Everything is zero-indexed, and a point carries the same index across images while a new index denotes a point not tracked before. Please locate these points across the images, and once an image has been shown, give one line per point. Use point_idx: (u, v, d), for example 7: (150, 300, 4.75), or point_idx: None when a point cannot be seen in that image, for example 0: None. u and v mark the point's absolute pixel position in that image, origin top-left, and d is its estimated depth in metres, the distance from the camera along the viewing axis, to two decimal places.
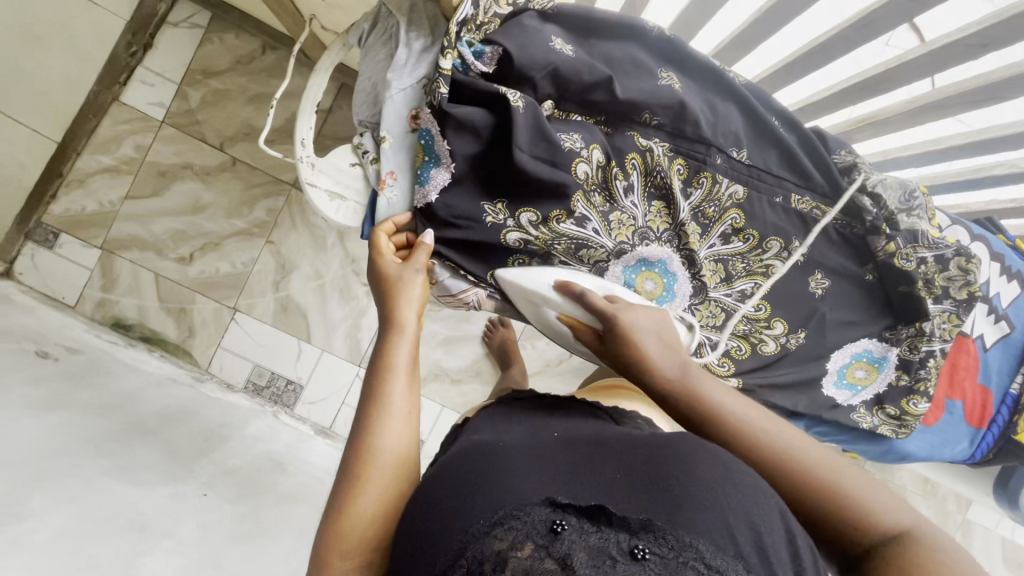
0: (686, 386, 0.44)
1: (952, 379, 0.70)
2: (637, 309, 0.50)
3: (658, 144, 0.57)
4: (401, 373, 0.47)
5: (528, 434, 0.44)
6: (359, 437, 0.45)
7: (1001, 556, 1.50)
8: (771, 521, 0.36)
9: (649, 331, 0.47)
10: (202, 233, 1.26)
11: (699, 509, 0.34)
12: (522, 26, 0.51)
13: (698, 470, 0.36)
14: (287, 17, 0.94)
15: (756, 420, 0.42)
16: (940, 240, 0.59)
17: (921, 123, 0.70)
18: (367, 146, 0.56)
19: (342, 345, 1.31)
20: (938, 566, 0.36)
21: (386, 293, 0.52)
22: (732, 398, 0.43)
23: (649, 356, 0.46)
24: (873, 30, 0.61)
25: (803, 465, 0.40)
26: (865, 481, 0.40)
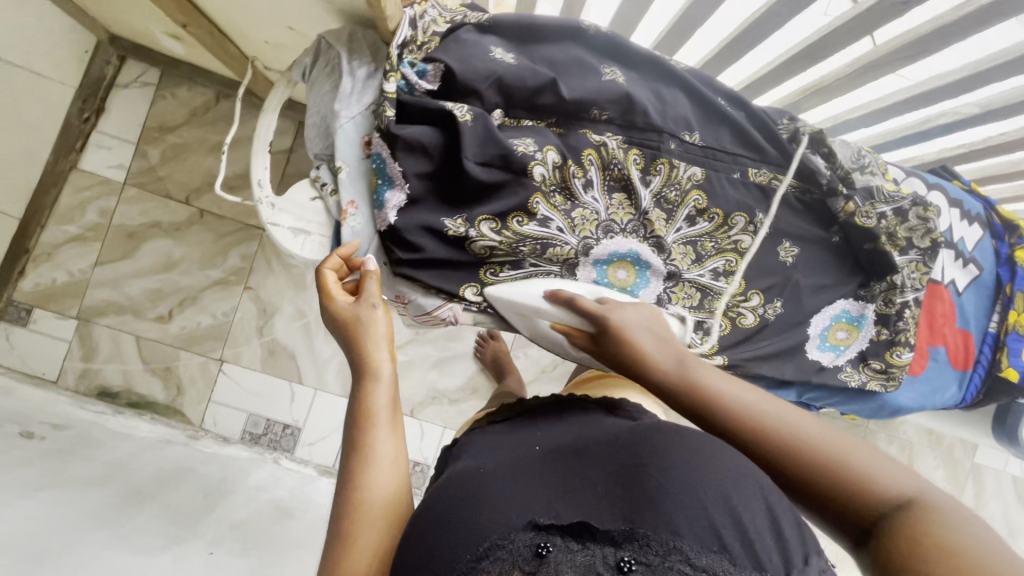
0: (683, 372, 0.44)
1: (932, 327, 0.70)
2: (629, 306, 0.50)
3: (612, 138, 0.58)
4: (382, 417, 0.48)
5: (513, 454, 0.45)
6: (347, 485, 0.45)
7: (1015, 495, 1.51)
8: (759, 514, 0.36)
9: (642, 328, 0.48)
10: (178, 289, 1.25)
11: (677, 508, 0.36)
12: (461, 40, 0.52)
13: (675, 464, 0.38)
14: (237, 64, 0.95)
15: (755, 400, 0.42)
16: (895, 193, 0.63)
17: (862, 83, 0.72)
18: (325, 177, 0.55)
19: (335, 381, 1.30)
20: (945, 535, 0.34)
21: (349, 336, 0.51)
22: (734, 386, 0.43)
23: (646, 354, 0.46)
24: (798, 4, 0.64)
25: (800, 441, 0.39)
26: (868, 449, 0.39)
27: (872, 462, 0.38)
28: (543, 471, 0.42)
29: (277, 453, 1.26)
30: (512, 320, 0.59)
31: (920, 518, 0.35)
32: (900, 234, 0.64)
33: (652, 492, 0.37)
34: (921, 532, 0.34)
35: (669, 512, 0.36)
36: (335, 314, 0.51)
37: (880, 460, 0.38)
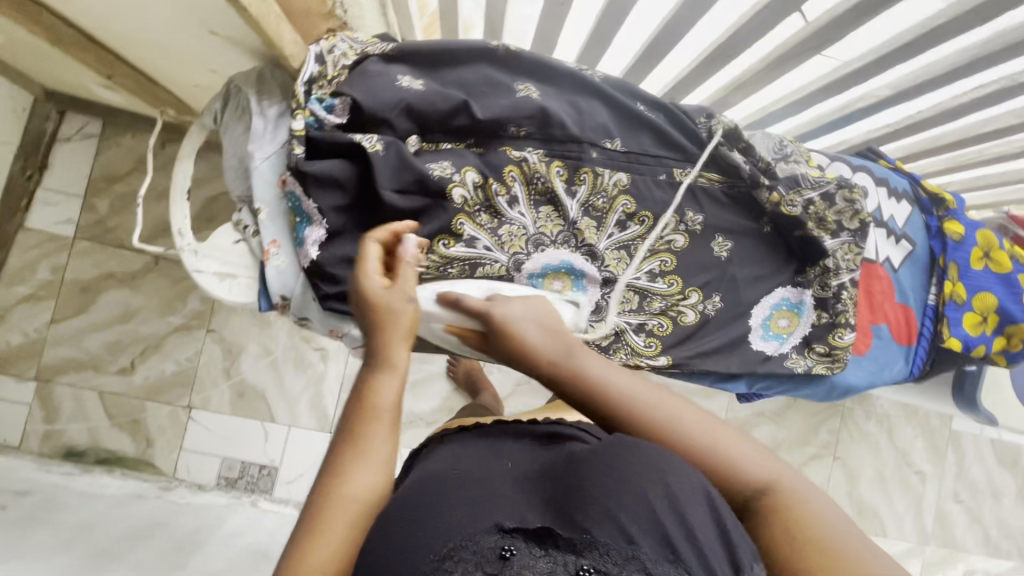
0: (568, 365, 0.44)
1: (872, 305, 0.71)
2: (516, 304, 0.47)
3: (533, 153, 0.59)
4: (385, 417, 0.43)
5: (484, 463, 0.44)
6: (326, 477, 0.41)
7: (994, 457, 1.54)
8: (706, 522, 0.37)
9: (526, 320, 0.46)
10: (139, 339, 1.23)
11: (632, 518, 0.35)
12: (367, 72, 0.52)
13: (622, 471, 0.37)
14: (173, 107, 0.94)
15: (635, 388, 0.44)
16: (820, 179, 0.64)
17: (778, 75, 0.73)
18: (246, 220, 0.55)
19: (309, 415, 1.29)
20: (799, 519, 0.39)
21: (372, 320, 0.45)
22: (615, 373, 0.44)
23: (531, 345, 0.45)
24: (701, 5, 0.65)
25: (681, 436, 0.42)
26: (733, 440, 0.43)
27: (738, 453, 0.42)
28: (514, 479, 0.41)
29: (255, 495, 1.24)
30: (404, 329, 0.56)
31: (779, 507, 0.40)
32: (830, 218, 0.66)
33: (602, 496, 0.36)
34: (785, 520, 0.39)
35: (623, 521, 0.35)
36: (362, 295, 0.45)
37: (745, 450, 0.43)
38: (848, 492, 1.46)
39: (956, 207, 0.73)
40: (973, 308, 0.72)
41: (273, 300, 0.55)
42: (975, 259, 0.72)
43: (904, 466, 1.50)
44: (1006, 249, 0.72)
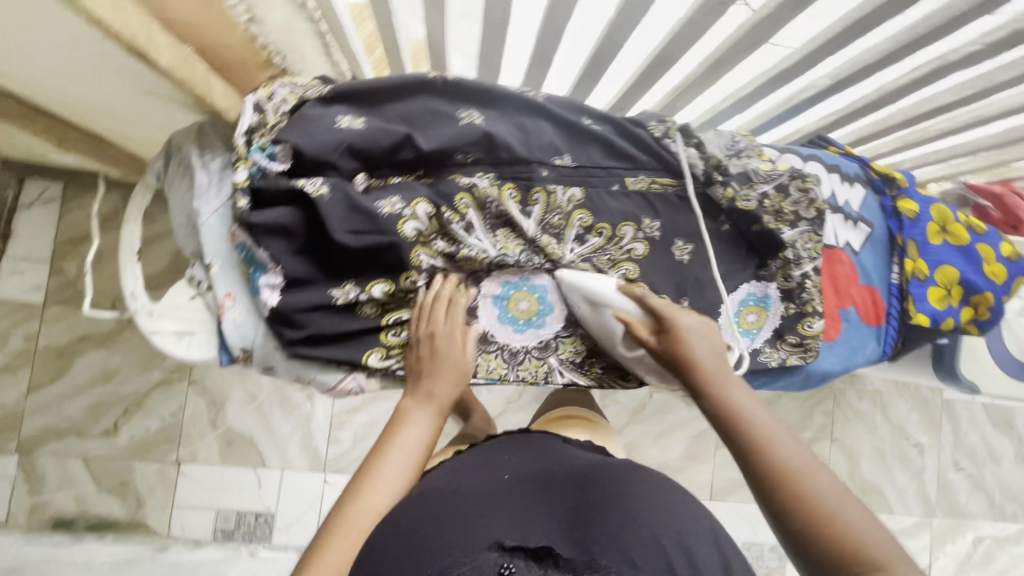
0: (720, 386, 0.52)
1: (838, 289, 0.72)
2: (693, 321, 0.56)
3: (482, 178, 0.58)
4: (413, 437, 0.51)
5: (482, 478, 0.49)
6: (357, 486, 0.47)
7: (988, 420, 1.54)
8: (709, 555, 0.41)
9: (702, 340, 0.54)
10: (120, 399, 1.21)
11: (637, 545, 0.39)
12: (306, 117, 0.52)
13: (632, 503, 0.43)
14: (129, 163, 0.93)
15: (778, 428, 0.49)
16: (772, 172, 0.66)
17: (719, 76, 0.75)
18: (199, 275, 0.54)
19: (300, 457, 1.26)
20: None
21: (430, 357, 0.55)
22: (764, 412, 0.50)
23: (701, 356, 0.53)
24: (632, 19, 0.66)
25: (803, 492, 0.45)
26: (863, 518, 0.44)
27: (856, 530, 0.43)
28: (516, 498, 0.45)
29: (253, 544, 1.21)
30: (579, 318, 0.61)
31: None
32: (787, 210, 0.66)
33: (613, 526, 0.41)
34: None
35: (630, 551, 0.39)
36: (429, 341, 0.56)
37: (866, 527, 0.43)
38: (850, 472, 1.46)
39: (908, 185, 0.75)
40: (936, 282, 0.73)
41: (234, 353, 0.54)
42: (933, 234, 0.74)
43: (902, 440, 1.50)
44: (962, 222, 0.74)
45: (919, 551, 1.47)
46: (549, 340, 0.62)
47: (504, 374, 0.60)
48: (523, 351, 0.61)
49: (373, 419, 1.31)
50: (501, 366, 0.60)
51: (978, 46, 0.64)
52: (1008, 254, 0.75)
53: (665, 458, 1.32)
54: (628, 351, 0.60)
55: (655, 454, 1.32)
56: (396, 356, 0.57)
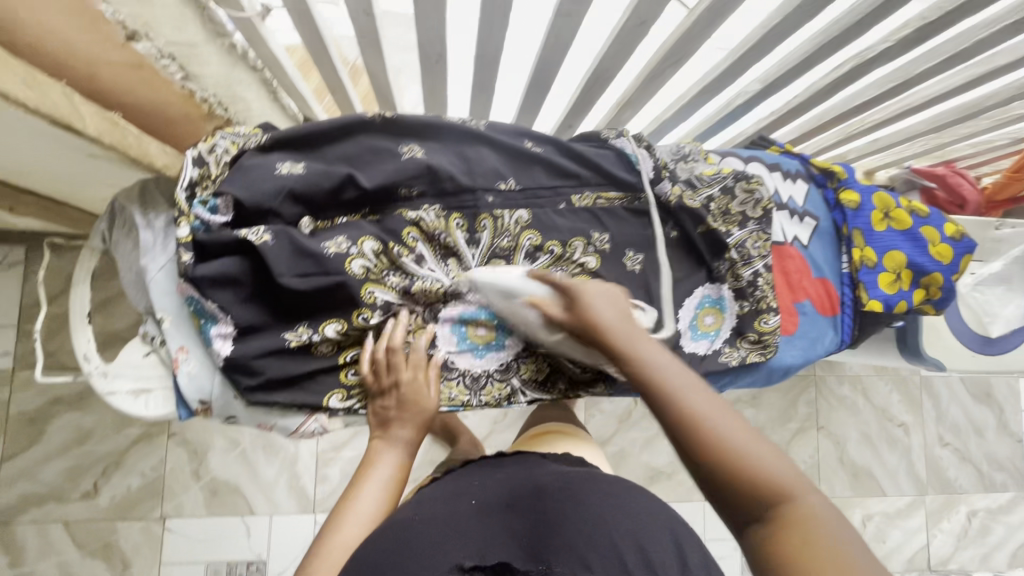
0: (632, 346, 0.51)
1: (791, 284, 0.74)
2: (601, 288, 0.54)
3: (429, 211, 0.59)
4: (379, 478, 0.56)
5: (448, 505, 0.48)
6: (337, 515, 0.52)
7: (966, 392, 1.57)
8: (666, 553, 0.41)
9: (608, 304, 0.53)
10: (97, 459, 1.16)
11: (591, 549, 0.40)
12: (245, 168, 0.53)
13: (587, 513, 0.44)
14: (84, 216, 0.91)
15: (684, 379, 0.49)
16: (716, 175, 0.68)
17: (653, 87, 0.77)
18: (151, 332, 0.55)
19: (288, 499, 1.24)
20: (815, 527, 0.42)
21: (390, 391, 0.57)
22: (672, 363, 0.50)
23: (607, 320, 0.52)
24: (557, 48, 0.67)
25: (717, 441, 0.45)
26: (766, 450, 0.45)
27: (766, 464, 0.44)
28: (481, 520, 0.45)
29: None
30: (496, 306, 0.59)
31: (795, 518, 0.42)
32: (734, 210, 0.69)
33: (568, 535, 0.42)
34: (801, 528, 0.42)
35: (582, 554, 0.40)
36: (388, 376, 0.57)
37: (775, 460, 0.45)
38: (839, 458, 1.47)
39: (847, 177, 0.77)
40: (885, 268, 0.75)
41: (193, 406, 0.55)
42: (877, 222, 0.76)
43: (886, 422, 1.52)
44: (903, 208, 0.76)
45: (915, 531, 1.48)
46: (510, 361, 0.62)
47: (467, 401, 0.61)
48: (484, 376, 0.61)
49: (359, 453, 1.29)
50: (463, 393, 0.61)
51: (892, 42, 0.67)
52: (953, 233, 0.76)
53: (655, 462, 1.33)
54: (547, 334, 0.58)
55: (645, 459, 1.32)
56: (356, 396, 0.58)
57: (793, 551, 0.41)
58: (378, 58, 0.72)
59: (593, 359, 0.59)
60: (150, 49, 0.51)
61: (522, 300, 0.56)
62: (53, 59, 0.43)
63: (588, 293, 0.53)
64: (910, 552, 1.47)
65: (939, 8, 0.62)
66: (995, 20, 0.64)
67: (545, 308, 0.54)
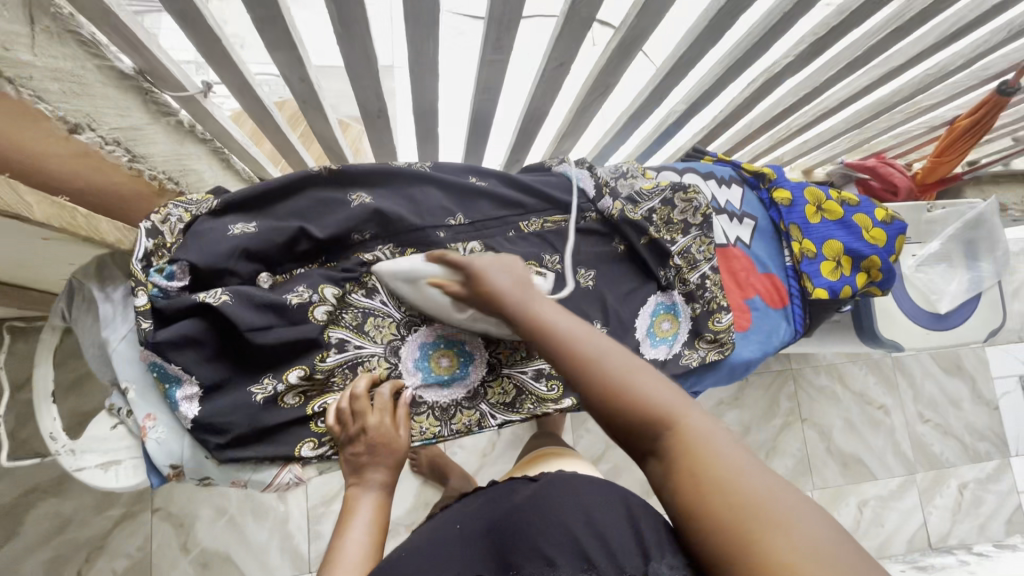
0: (519, 311, 0.49)
1: (739, 282, 0.78)
2: (490, 260, 0.52)
3: (384, 251, 0.61)
4: (362, 521, 0.55)
5: (432, 535, 0.50)
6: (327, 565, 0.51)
7: (937, 366, 1.62)
8: (622, 530, 0.43)
9: (497, 269, 0.52)
10: (79, 545, 1.11)
11: (554, 543, 0.42)
12: (197, 234, 0.55)
13: (549, 509, 0.46)
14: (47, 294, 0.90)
15: (574, 327, 0.47)
16: (654, 189, 0.72)
17: (586, 116, 0.81)
18: (117, 403, 0.56)
19: (283, 562, 1.20)
20: (702, 455, 0.39)
21: (360, 436, 0.57)
22: (563, 315, 0.48)
23: (496, 285, 0.51)
24: (490, 91, 0.71)
25: (607, 383, 0.44)
26: (654, 382, 0.43)
27: (652, 396, 0.42)
28: (461, 544, 0.47)
29: None
30: (407, 295, 0.58)
31: (685, 447, 0.40)
32: (675, 219, 0.73)
33: (532, 533, 0.44)
34: (690, 460, 0.40)
35: (544, 551, 0.42)
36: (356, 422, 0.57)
37: (659, 389, 0.43)
38: (827, 448, 1.50)
39: (777, 176, 0.82)
40: (825, 257, 0.79)
41: (164, 472, 0.55)
42: (812, 215, 0.80)
43: (867, 406, 1.56)
44: (833, 199, 0.81)
45: (911, 510, 1.50)
46: (476, 388, 0.64)
47: (439, 432, 0.62)
48: (452, 406, 0.63)
49: None
50: (434, 425, 0.62)
51: (792, 56, 0.73)
52: (884, 218, 0.81)
53: None
54: (459, 311, 0.57)
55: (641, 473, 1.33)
56: (328, 443, 0.58)
57: (682, 482, 0.40)
58: (322, 117, 0.76)
59: (510, 330, 0.58)
60: (93, 138, 0.54)
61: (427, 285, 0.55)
62: (13, 165, 0.47)
63: (478, 265, 0.52)
64: (910, 533, 1.48)
65: (826, 24, 0.68)
66: (879, 28, 0.70)
67: (449, 287, 0.53)
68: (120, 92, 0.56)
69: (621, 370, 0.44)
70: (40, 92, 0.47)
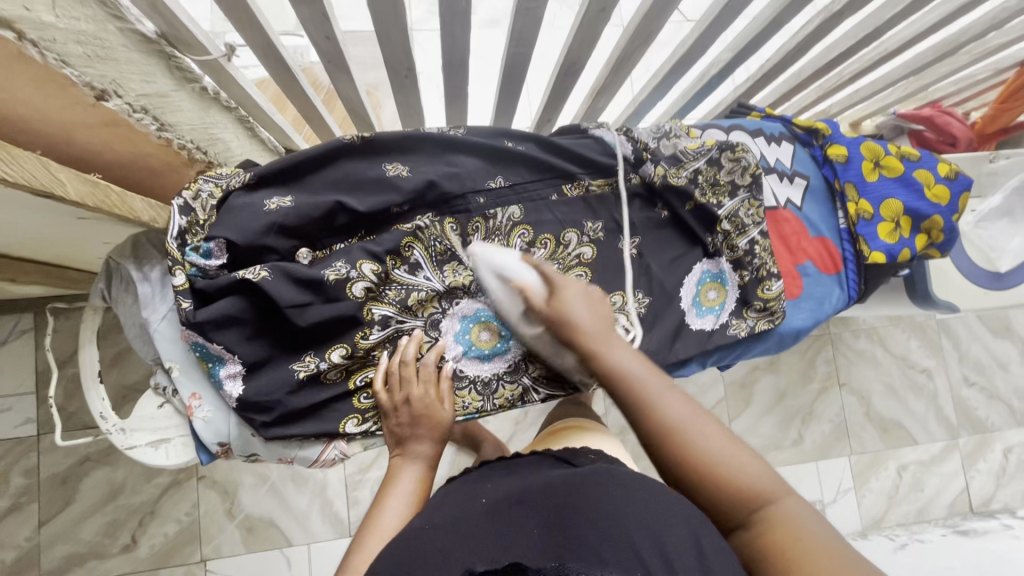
0: (611, 357, 0.51)
1: (789, 247, 0.74)
2: (570, 285, 0.54)
3: (424, 219, 0.58)
4: (402, 492, 0.54)
5: (460, 506, 0.49)
6: (367, 529, 0.50)
7: (986, 329, 1.55)
8: (680, 537, 0.41)
9: (585, 311, 0.53)
10: (132, 511, 1.15)
11: (603, 540, 0.40)
12: (233, 208, 0.53)
13: (598, 504, 0.43)
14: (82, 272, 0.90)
15: (660, 391, 0.50)
16: (700, 149, 0.67)
17: (626, 69, 0.76)
18: (162, 383, 0.56)
19: (324, 526, 1.22)
20: (793, 536, 0.43)
21: (409, 409, 0.57)
22: (648, 373, 0.51)
23: (585, 327, 0.52)
24: (525, 42, 0.66)
25: (694, 449, 0.47)
26: (742, 458, 0.47)
27: (742, 472, 0.46)
28: (490, 518, 0.45)
29: None
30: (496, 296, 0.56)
31: (776, 525, 0.44)
32: (722, 180, 0.68)
33: (579, 527, 0.41)
34: (782, 539, 0.43)
35: (595, 548, 0.39)
36: (407, 394, 0.57)
37: (748, 465, 0.47)
38: (866, 413, 1.46)
39: (832, 132, 0.76)
40: (882, 218, 0.73)
41: (213, 450, 0.56)
42: (869, 172, 0.75)
43: (909, 369, 1.51)
44: (894, 154, 0.74)
45: (952, 475, 1.47)
46: (518, 361, 0.62)
47: (481, 407, 0.61)
48: (494, 379, 0.62)
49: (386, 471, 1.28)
50: (476, 400, 0.61)
51: None
52: (948, 173, 0.75)
53: None
54: (530, 326, 0.57)
55: None
56: (373, 418, 0.58)
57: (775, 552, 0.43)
58: (348, 80, 0.72)
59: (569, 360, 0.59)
60: (121, 106, 0.53)
61: (511, 287, 0.55)
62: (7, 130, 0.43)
63: (564, 290, 0.53)
64: (951, 497, 1.45)
65: None
66: None
67: (532, 296, 0.53)
68: (144, 57, 0.54)
69: (712, 443, 0.47)
70: (64, 57, 0.46)
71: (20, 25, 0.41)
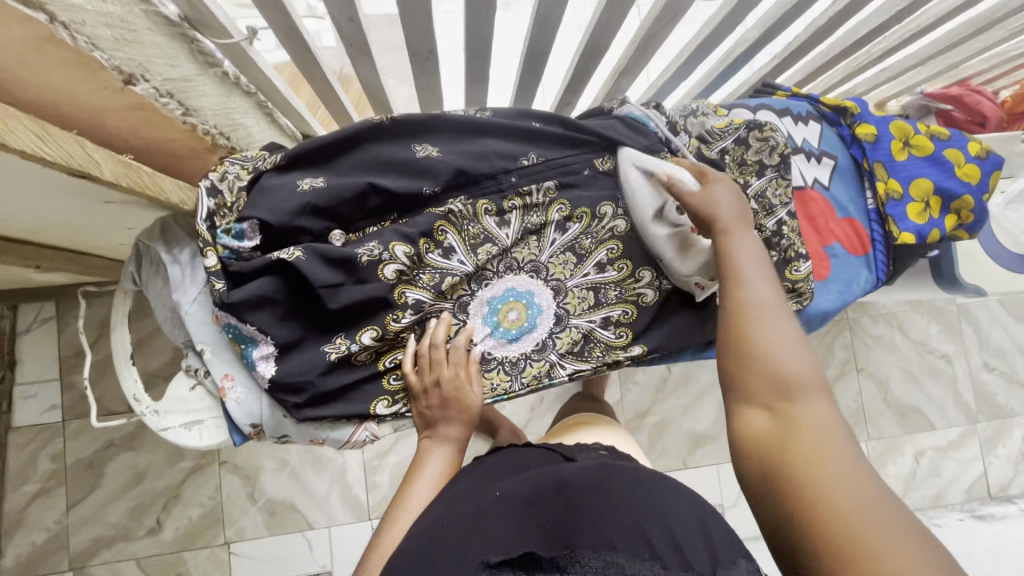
0: (723, 238, 0.53)
1: (817, 228, 0.74)
2: (725, 182, 0.56)
3: (457, 202, 0.58)
4: (430, 474, 0.54)
5: (473, 497, 0.47)
6: (393, 511, 0.51)
7: (1007, 313, 1.52)
8: (690, 527, 0.42)
9: (724, 202, 0.55)
10: (157, 495, 1.17)
11: (614, 527, 0.41)
12: (265, 190, 0.53)
13: (607, 493, 0.45)
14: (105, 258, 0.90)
15: (757, 280, 0.50)
16: (728, 127, 0.66)
17: (650, 49, 0.75)
18: (195, 364, 0.57)
19: (344, 510, 1.24)
20: (811, 439, 0.40)
21: (440, 389, 0.57)
22: (755, 265, 0.51)
23: (719, 213, 0.54)
24: (550, 22, 0.65)
25: (758, 332, 0.46)
26: (796, 361, 0.44)
27: (790, 366, 0.44)
28: (506, 513, 0.44)
29: None
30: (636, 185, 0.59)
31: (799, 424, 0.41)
32: (750, 160, 0.66)
33: (589, 515, 0.43)
34: (797, 442, 0.40)
35: (606, 535, 0.40)
36: (438, 375, 0.57)
37: (802, 372, 0.44)
38: (883, 398, 1.45)
39: (861, 111, 0.75)
40: (912, 198, 0.72)
41: (246, 430, 0.56)
42: (898, 151, 0.73)
43: (927, 355, 1.49)
44: (923, 133, 0.73)
45: (970, 460, 1.46)
46: (544, 340, 0.62)
47: (509, 388, 0.61)
48: (521, 359, 0.62)
49: (404, 457, 1.29)
50: (504, 381, 0.61)
51: None
52: (978, 152, 0.73)
53: (699, 428, 1.31)
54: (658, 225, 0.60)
55: (689, 425, 1.31)
56: (402, 400, 0.59)
57: (788, 444, 0.41)
58: (368, 62, 0.71)
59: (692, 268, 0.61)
60: (148, 90, 0.52)
61: (655, 181, 0.58)
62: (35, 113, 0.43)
63: (712, 184, 0.56)
64: (969, 483, 1.44)
65: None
66: None
67: (677, 186, 0.56)
68: (168, 41, 0.54)
69: (775, 335, 0.46)
70: (94, 39, 0.45)
71: (50, 7, 0.40)
